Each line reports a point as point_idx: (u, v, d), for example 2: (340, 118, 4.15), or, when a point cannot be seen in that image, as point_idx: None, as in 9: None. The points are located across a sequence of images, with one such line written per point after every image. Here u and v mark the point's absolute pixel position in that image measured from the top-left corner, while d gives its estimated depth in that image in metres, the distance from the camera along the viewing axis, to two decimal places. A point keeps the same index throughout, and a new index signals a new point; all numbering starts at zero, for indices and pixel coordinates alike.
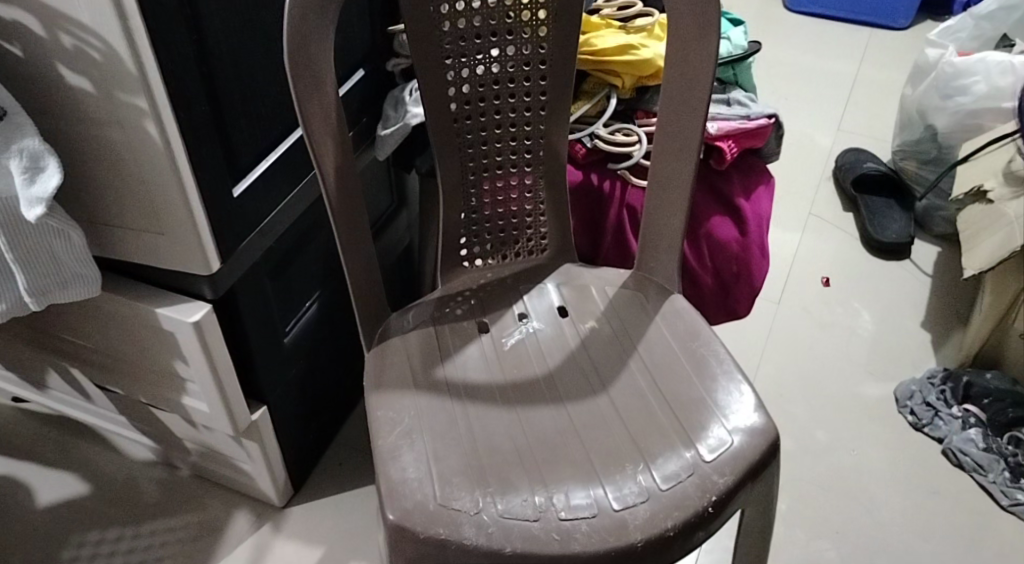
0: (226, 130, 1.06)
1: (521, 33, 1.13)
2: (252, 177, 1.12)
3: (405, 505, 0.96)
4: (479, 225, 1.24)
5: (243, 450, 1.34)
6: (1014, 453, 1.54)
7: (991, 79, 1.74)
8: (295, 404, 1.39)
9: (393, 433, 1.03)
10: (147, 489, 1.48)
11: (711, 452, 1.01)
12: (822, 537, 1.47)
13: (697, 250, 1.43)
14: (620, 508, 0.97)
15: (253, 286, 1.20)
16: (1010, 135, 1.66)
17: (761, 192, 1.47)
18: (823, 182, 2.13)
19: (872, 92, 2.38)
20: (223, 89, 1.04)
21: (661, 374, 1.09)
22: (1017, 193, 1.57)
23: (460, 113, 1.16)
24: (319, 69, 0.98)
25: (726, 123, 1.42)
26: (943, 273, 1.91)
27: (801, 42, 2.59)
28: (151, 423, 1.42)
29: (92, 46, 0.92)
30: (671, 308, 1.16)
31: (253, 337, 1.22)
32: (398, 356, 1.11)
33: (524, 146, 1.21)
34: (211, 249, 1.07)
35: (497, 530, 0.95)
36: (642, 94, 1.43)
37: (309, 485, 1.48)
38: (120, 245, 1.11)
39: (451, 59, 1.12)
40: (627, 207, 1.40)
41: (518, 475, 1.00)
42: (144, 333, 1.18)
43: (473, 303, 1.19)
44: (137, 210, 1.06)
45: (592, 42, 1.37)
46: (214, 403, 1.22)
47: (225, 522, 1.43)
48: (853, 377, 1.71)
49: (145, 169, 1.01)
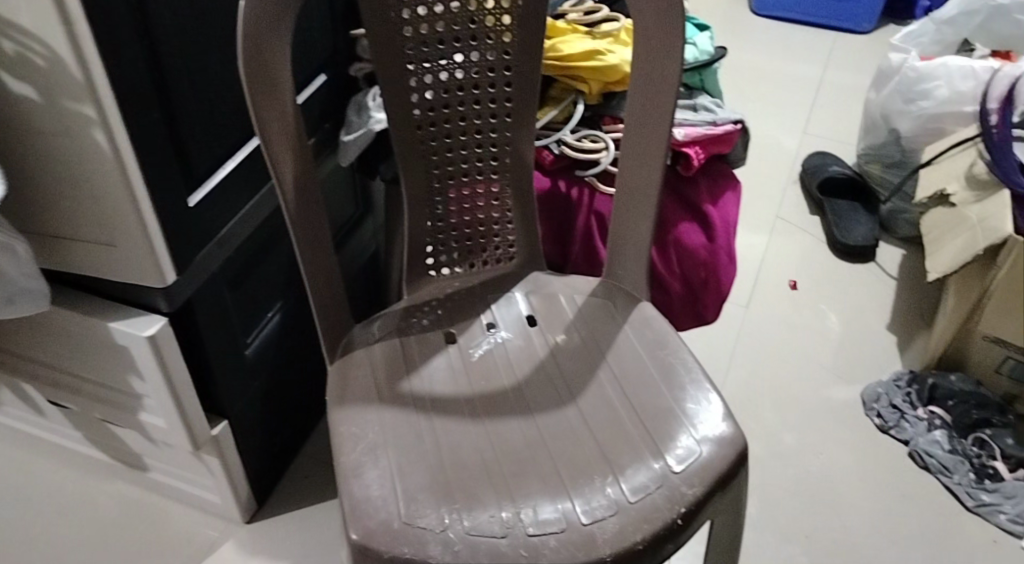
0: (181, 138, 1.03)
1: (486, 38, 1.11)
2: (209, 186, 1.09)
3: (368, 524, 0.94)
4: (446, 233, 1.21)
5: (204, 464, 1.30)
6: (979, 455, 1.55)
7: (952, 83, 1.75)
8: (258, 417, 1.36)
9: (356, 449, 1.00)
10: (104, 506, 1.44)
11: (680, 463, 1.00)
12: (791, 542, 1.46)
13: (666, 257, 1.42)
14: (589, 522, 0.95)
15: (211, 298, 1.17)
16: (970, 140, 1.67)
17: (727, 198, 1.47)
18: (789, 185, 2.14)
19: (837, 95, 2.39)
20: (178, 96, 1.01)
21: (630, 384, 1.07)
22: (978, 196, 1.58)
23: (424, 119, 1.14)
24: (276, 75, 0.96)
25: (694, 129, 1.41)
26: (908, 276, 1.92)
27: (767, 46, 2.60)
28: (107, 439, 1.38)
29: (38, 53, 0.89)
30: (640, 316, 1.15)
31: (212, 351, 1.19)
32: (362, 369, 1.08)
33: (491, 152, 1.18)
34: (166, 260, 1.04)
35: (464, 548, 0.93)
36: (609, 100, 1.42)
37: (272, 499, 1.45)
38: (72, 258, 1.08)
39: (414, 64, 1.10)
40: (596, 214, 1.40)
41: (485, 490, 0.98)
42: (98, 348, 1.15)
43: (440, 313, 1.17)
44: (88, 222, 1.03)
45: (557, 47, 1.35)
46: (172, 418, 1.19)
47: (186, 538, 1.39)
48: (821, 380, 1.71)
49: (95, 179, 0.98)
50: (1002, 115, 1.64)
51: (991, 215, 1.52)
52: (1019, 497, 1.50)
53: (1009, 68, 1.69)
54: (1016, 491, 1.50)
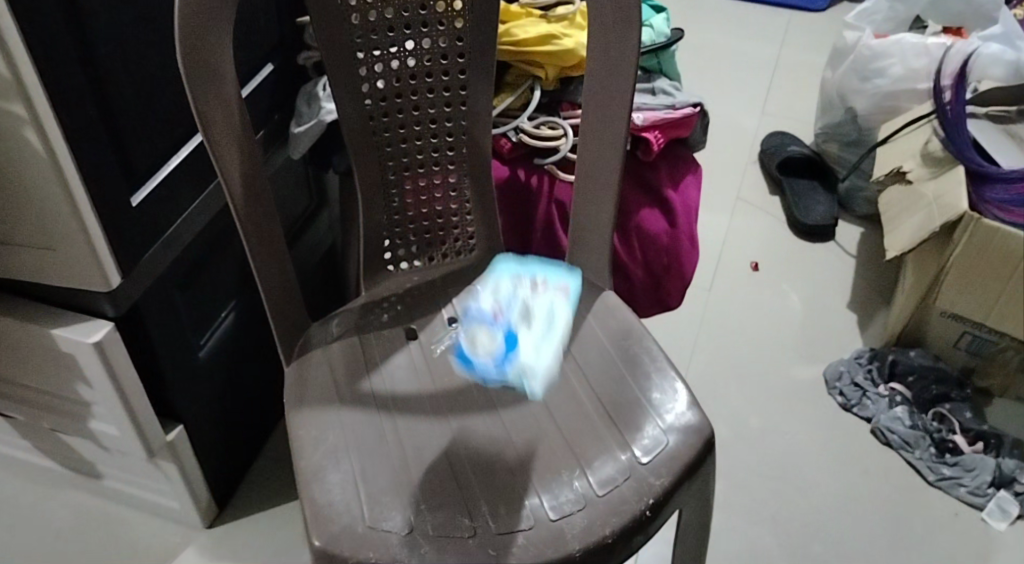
0: (121, 136, 0.98)
1: (437, 24, 1.08)
2: (152, 184, 1.04)
3: (331, 529, 0.91)
4: (403, 226, 1.18)
5: (160, 470, 1.26)
6: (939, 429, 1.56)
7: (907, 61, 1.76)
8: (215, 419, 1.32)
9: (317, 452, 0.97)
10: (57, 516, 1.39)
11: (647, 454, 0.98)
12: (759, 524, 1.46)
13: (627, 243, 1.41)
14: (558, 518, 0.94)
15: (160, 299, 1.12)
16: (925, 117, 1.68)
17: (688, 181, 1.45)
18: (748, 166, 2.13)
19: (793, 74, 2.39)
20: (115, 91, 0.96)
21: (595, 376, 1.05)
22: (933, 173, 1.57)
23: (376, 110, 1.11)
24: (218, 68, 0.92)
25: (654, 113, 1.40)
26: (867, 253, 1.93)
27: (722, 26, 2.59)
28: (58, 446, 1.34)
29: None
30: (603, 305, 1.13)
31: (163, 354, 1.15)
32: (321, 370, 1.05)
33: (447, 142, 1.16)
34: (109, 263, 1.00)
35: (430, 550, 0.91)
36: (566, 85, 1.39)
37: (234, 502, 1.41)
38: (10, 263, 1.03)
39: (364, 53, 1.07)
40: (556, 203, 1.37)
41: (450, 489, 0.95)
42: (42, 355, 1.11)
43: (399, 308, 1.14)
44: (25, 225, 0.98)
45: (512, 32, 1.32)
46: (124, 425, 1.15)
47: (144, 547, 1.35)
48: (784, 361, 1.72)
49: (30, 180, 0.93)
50: (954, 90, 1.63)
51: (945, 191, 1.52)
52: (978, 470, 1.51)
53: (962, 44, 1.68)
54: (975, 463, 1.51)
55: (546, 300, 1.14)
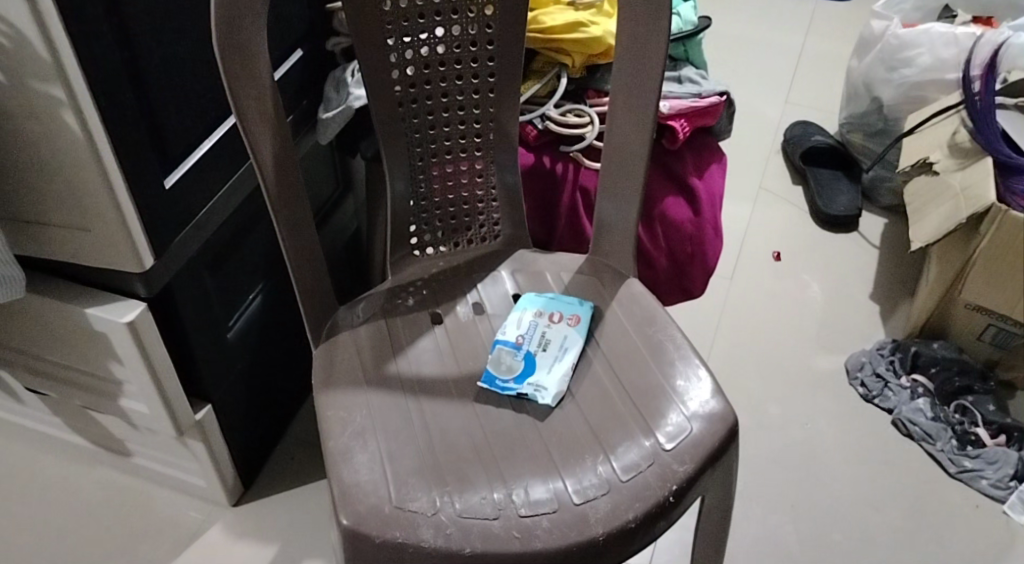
0: (156, 120, 1.00)
1: (467, 12, 1.09)
2: (185, 167, 1.06)
3: (359, 509, 0.93)
4: (429, 212, 1.19)
5: (188, 449, 1.29)
6: (961, 422, 1.56)
7: (935, 51, 1.74)
8: (241, 400, 1.34)
9: (345, 433, 0.99)
10: (87, 492, 1.42)
11: (671, 440, 0.99)
12: (779, 513, 1.47)
13: (652, 231, 1.41)
14: (581, 502, 0.95)
15: (191, 281, 1.14)
16: (953, 107, 1.66)
17: (713, 170, 1.46)
18: (772, 155, 2.12)
19: (818, 64, 2.38)
20: (151, 75, 0.98)
21: (619, 362, 1.06)
22: (961, 164, 1.56)
23: (405, 96, 1.12)
24: (252, 54, 0.93)
25: (679, 101, 1.40)
26: (891, 245, 1.92)
27: (748, 14, 2.58)
28: (89, 423, 1.36)
29: (3, 33, 0.87)
30: (628, 293, 1.13)
31: (193, 334, 1.17)
32: (348, 352, 1.07)
33: (475, 129, 1.16)
34: (143, 245, 1.02)
35: (456, 531, 0.92)
36: (592, 73, 1.40)
37: (259, 482, 1.43)
38: (47, 244, 1.05)
39: (395, 39, 1.08)
40: (580, 189, 1.38)
41: (476, 472, 0.97)
42: (76, 335, 1.13)
43: (425, 293, 1.15)
44: (63, 206, 1.00)
45: (540, 19, 1.33)
46: (155, 404, 1.17)
47: (171, 524, 1.38)
48: (806, 351, 1.72)
49: (67, 162, 0.95)
50: (985, 82, 1.63)
51: (973, 183, 1.51)
52: (1000, 462, 1.51)
53: (991, 34, 1.68)
54: (998, 456, 1.51)
55: (566, 331, 1.09)
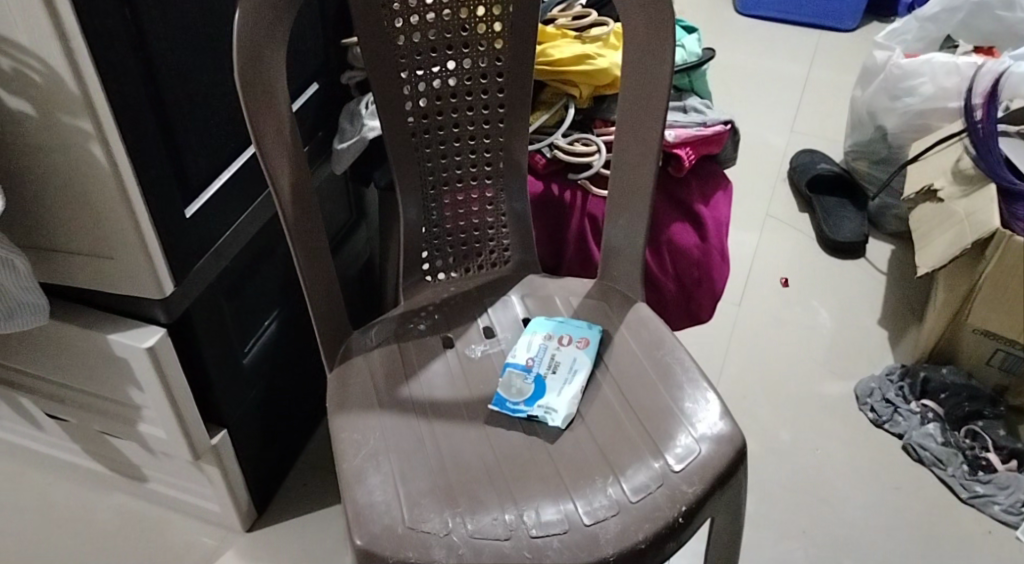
0: (178, 150, 1.03)
1: (477, 45, 1.12)
2: (205, 197, 1.09)
3: (372, 529, 0.94)
4: (441, 239, 1.22)
5: (204, 473, 1.31)
6: (972, 447, 1.57)
7: (938, 80, 1.77)
8: (256, 426, 1.36)
9: (358, 455, 1.01)
10: (102, 518, 1.44)
11: (680, 462, 1.00)
12: (790, 537, 1.47)
13: (660, 258, 1.43)
14: (591, 523, 0.96)
15: (209, 309, 1.17)
16: (956, 135, 1.68)
17: (719, 198, 1.49)
18: (778, 183, 2.15)
19: (823, 94, 2.41)
20: (174, 107, 1.01)
21: (627, 386, 1.08)
22: (966, 190, 1.58)
23: (418, 127, 1.15)
24: (272, 86, 0.96)
25: (684, 130, 1.44)
26: (898, 271, 1.93)
27: (754, 46, 2.62)
28: (106, 448, 1.39)
29: (33, 68, 0.91)
30: (636, 317, 1.15)
31: (211, 360, 1.20)
32: (361, 376, 1.09)
33: (485, 158, 1.20)
34: (164, 271, 1.05)
35: (467, 551, 0.94)
36: (600, 103, 1.44)
37: (273, 507, 1.44)
38: (71, 271, 1.09)
39: (407, 73, 1.11)
40: (589, 217, 1.40)
41: (488, 494, 0.98)
42: (98, 360, 1.16)
43: (437, 317, 1.17)
44: (86, 234, 1.03)
45: (548, 52, 1.37)
46: (173, 428, 1.19)
47: (186, 548, 1.39)
48: (815, 376, 1.73)
49: (92, 192, 0.98)
50: (987, 108, 1.64)
51: (978, 209, 1.52)
52: (1012, 488, 1.51)
53: (992, 64, 1.70)
54: (1010, 482, 1.52)
55: (575, 354, 1.11)
